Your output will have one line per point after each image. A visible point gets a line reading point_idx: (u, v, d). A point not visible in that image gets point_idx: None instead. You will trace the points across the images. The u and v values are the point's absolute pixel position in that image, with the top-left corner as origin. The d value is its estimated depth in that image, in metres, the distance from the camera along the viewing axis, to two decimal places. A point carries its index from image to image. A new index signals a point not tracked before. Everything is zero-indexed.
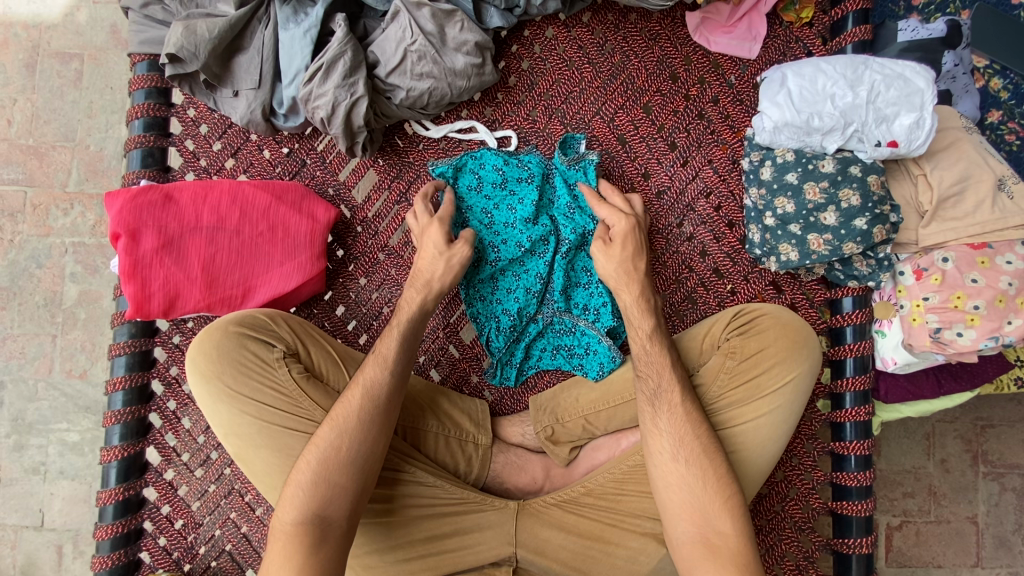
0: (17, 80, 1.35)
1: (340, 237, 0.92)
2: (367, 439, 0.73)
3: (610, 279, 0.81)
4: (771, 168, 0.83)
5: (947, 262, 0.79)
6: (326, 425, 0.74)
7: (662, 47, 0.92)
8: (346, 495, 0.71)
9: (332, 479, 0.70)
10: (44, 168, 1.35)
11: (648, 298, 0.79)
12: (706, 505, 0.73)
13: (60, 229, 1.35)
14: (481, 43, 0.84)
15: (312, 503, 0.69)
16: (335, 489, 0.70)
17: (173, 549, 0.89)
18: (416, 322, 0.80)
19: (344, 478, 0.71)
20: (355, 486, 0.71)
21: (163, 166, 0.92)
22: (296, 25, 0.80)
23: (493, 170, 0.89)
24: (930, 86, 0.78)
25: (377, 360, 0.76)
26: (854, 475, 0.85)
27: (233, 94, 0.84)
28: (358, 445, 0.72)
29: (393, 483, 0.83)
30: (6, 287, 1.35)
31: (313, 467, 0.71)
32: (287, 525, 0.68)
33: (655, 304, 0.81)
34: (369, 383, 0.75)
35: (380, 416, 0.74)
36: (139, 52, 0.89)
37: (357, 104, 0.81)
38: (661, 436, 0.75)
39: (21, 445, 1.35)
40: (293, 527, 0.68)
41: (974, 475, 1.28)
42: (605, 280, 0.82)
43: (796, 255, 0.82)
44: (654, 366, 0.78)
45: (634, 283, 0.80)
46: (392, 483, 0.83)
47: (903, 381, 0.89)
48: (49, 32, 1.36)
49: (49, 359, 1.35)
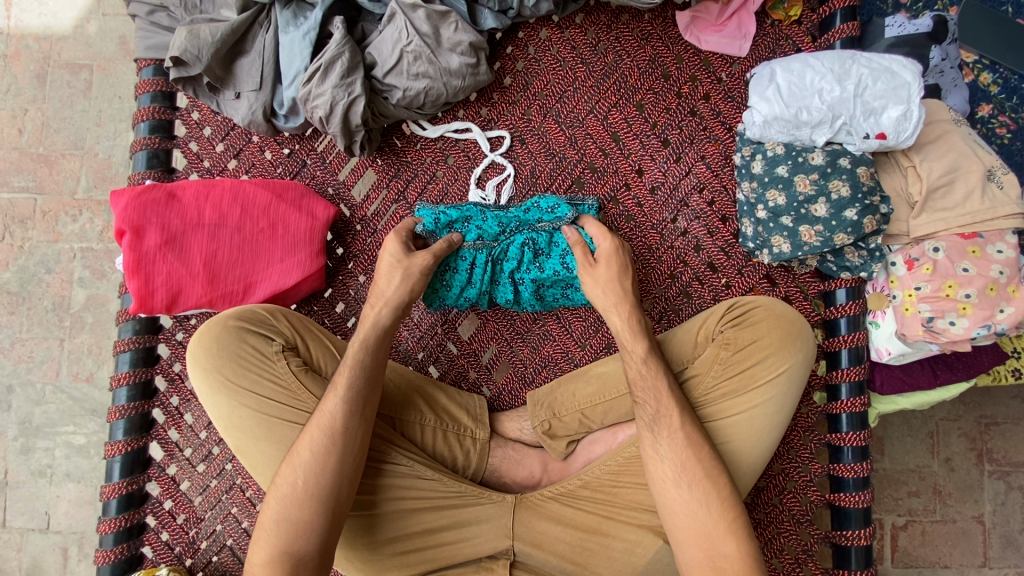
0: (28, 91, 1.39)
1: (339, 235, 0.94)
2: (327, 471, 0.73)
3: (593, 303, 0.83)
4: (762, 162, 0.85)
5: (938, 252, 0.80)
6: (288, 462, 0.75)
7: (654, 47, 0.94)
8: (312, 530, 0.71)
9: (292, 517, 0.71)
10: (54, 175, 1.39)
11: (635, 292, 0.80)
12: (694, 494, 0.74)
13: (69, 235, 1.38)
14: (475, 44, 0.86)
15: (280, 540, 0.71)
16: (301, 526, 0.71)
17: (175, 544, 0.90)
18: (369, 344, 0.78)
19: (305, 514, 0.72)
20: (319, 520, 0.72)
21: (167, 167, 0.94)
22: (296, 28, 0.83)
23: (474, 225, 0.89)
24: (916, 79, 0.79)
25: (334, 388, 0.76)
26: (851, 466, 0.85)
27: (235, 96, 0.87)
28: (320, 483, 0.72)
29: (386, 471, 0.84)
30: (16, 293, 1.38)
31: (277, 507, 0.72)
32: (259, 564, 0.71)
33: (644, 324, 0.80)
34: (323, 414, 0.75)
35: (340, 448, 0.74)
36: (145, 58, 0.92)
37: (354, 104, 0.83)
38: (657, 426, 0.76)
39: (28, 448, 1.37)
40: (264, 566, 0.70)
41: (979, 474, 1.27)
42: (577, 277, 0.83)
43: (788, 247, 0.83)
44: (647, 394, 0.77)
45: (615, 305, 0.80)
46: (385, 476, 0.83)
47: (898, 372, 0.89)
48: (60, 43, 1.40)
49: (57, 363, 1.37)
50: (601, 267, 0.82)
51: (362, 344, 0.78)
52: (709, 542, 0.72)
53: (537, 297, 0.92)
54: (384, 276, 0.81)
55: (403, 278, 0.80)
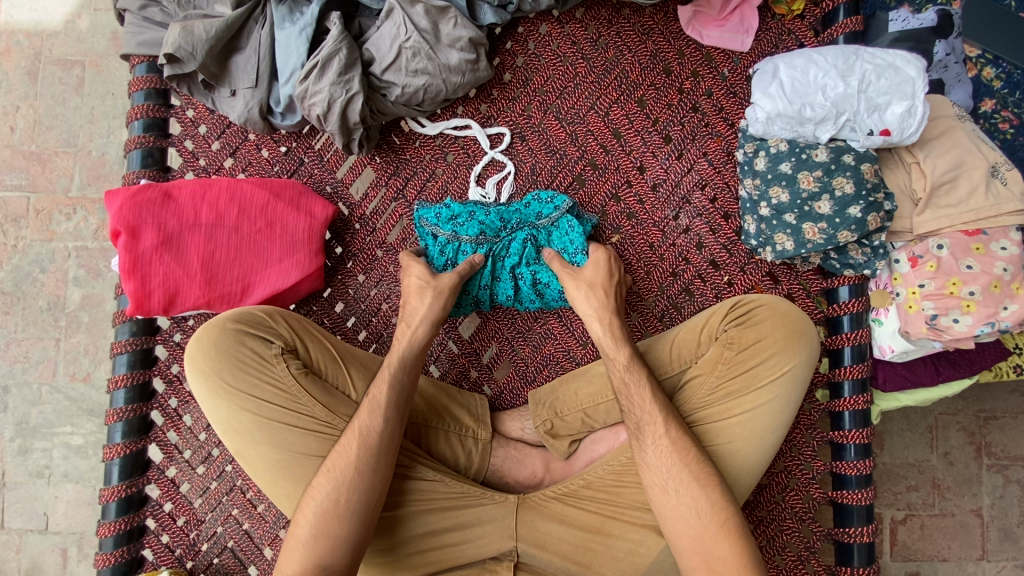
0: (19, 87, 1.37)
1: (338, 234, 0.93)
2: (368, 487, 0.74)
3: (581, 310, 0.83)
4: (765, 159, 0.84)
5: (942, 249, 0.80)
6: (323, 476, 0.75)
7: (655, 42, 0.92)
8: (346, 544, 0.72)
9: (330, 531, 0.72)
10: (46, 173, 1.37)
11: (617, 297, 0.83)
12: (696, 493, 0.74)
13: (63, 234, 1.36)
14: (475, 40, 0.84)
15: (313, 554, 0.71)
16: (336, 540, 0.72)
17: (176, 546, 0.89)
18: (407, 359, 0.80)
19: (345, 529, 0.72)
20: (355, 535, 0.72)
21: (162, 166, 0.93)
22: (292, 24, 0.82)
23: (472, 221, 0.88)
24: (921, 75, 0.79)
25: (371, 405, 0.76)
26: (854, 464, 0.85)
27: (230, 93, 0.85)
28: (356, 499, 0.73)
29: (397, 480, 0.83)
30: (11, 292, 1.36)
31: (311, 520, 0.72)
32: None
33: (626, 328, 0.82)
34: (359, 430, 0.75)
35: (379, 463, 0.75)
36: (138, 54, 0.90)
37: (352, 101, 0.82)
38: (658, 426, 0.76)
39: (26, 449, 1.36)
40: None
41: (978, 468, 1.28)
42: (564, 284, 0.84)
43: (791, 245, 0.83)
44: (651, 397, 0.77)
45: (605, 312, 0.81)
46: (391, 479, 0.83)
47: (901, 369, 0.89)
48: (51, 39, 1.38)
49: (53, 363, 1.36)
50: (588, 271, 0.84)
51: (398, 361, 0.79)
52: (713, 543, 0.72)
53: (537, 294, 0.90)
54: (415, 296, 0.82)
55: (435, 296, 0.82)
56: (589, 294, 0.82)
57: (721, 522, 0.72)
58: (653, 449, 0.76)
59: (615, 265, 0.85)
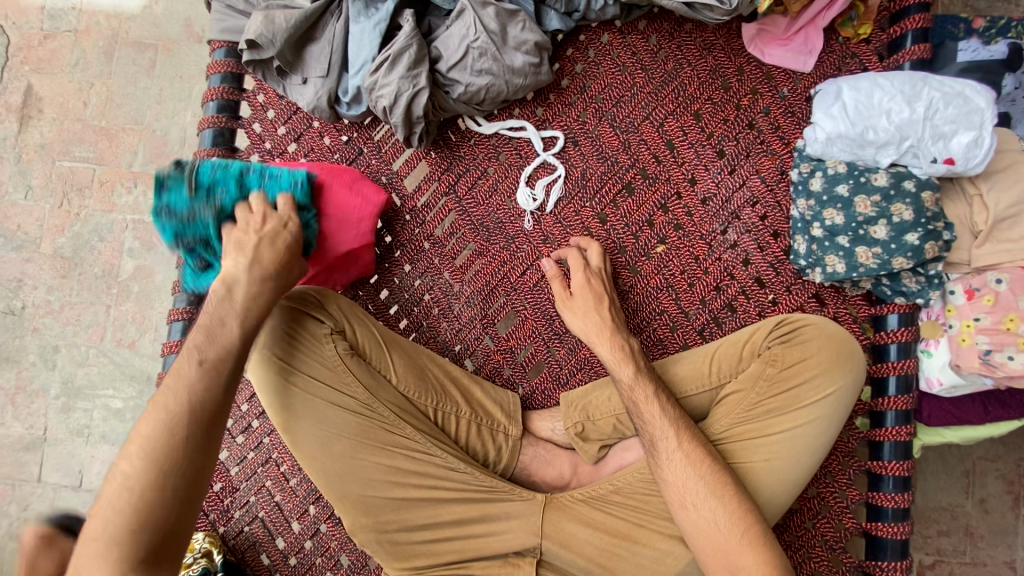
0: (96, 66, 1.46)
1: (389, 224, 0.96)
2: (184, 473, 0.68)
3: (584, 336, 0.87)
4: (822, 179, 0.84)
5: (1001, 284, 0.79)
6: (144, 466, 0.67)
7: (716, 57, 0.93)
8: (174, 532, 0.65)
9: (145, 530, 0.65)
10: (113, 148, 1.44)
11: (617, 346, 0.84)
12: (719, 503, 0.75)
13: (123, 206, 1.43)
14: (539, 44, 0.87)
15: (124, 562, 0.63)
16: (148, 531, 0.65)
17: (210, 511, 0.92)
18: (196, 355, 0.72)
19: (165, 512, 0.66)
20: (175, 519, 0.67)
21: (231, 146, 0.97)
22: (367, 19, 0.85)
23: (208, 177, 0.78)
24: (990, 106, 0.78)
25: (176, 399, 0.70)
26: (892, 496, 0.83)
27: (302, 81, 0.90)
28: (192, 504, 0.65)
29: (387, 484, 0.84)
30: (70, 258, 1.44)
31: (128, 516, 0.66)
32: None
33: (631, 348, 0.85)
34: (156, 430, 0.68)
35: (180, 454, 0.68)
36: (219, 39, 0.95)
37: (418, 95, 0.85)
38: (682, 431, 0.78)
39: (69, 408, 1.42)
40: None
41: (1016, 518, 1.22)
42: (585, 334, 0.87)
43: (842, 267, 0.82)
44: None
45: (606, 334, 0.85)
46: (392, 483, 0.84)
47: (947, 404, 0.87)
48: (129, 22, 1.46)
49: (102, 327, 1.42)
50: (586, 296, 0.88)
51: (198, 395, 0.69)
52: (733, 549, 0.73)
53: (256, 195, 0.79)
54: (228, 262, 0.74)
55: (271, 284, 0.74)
56: (587, 318, 0.87)
57: (743, 533, 0.74)
58: (683, 457, 0.77)
59: (603, 289, 0.89)
